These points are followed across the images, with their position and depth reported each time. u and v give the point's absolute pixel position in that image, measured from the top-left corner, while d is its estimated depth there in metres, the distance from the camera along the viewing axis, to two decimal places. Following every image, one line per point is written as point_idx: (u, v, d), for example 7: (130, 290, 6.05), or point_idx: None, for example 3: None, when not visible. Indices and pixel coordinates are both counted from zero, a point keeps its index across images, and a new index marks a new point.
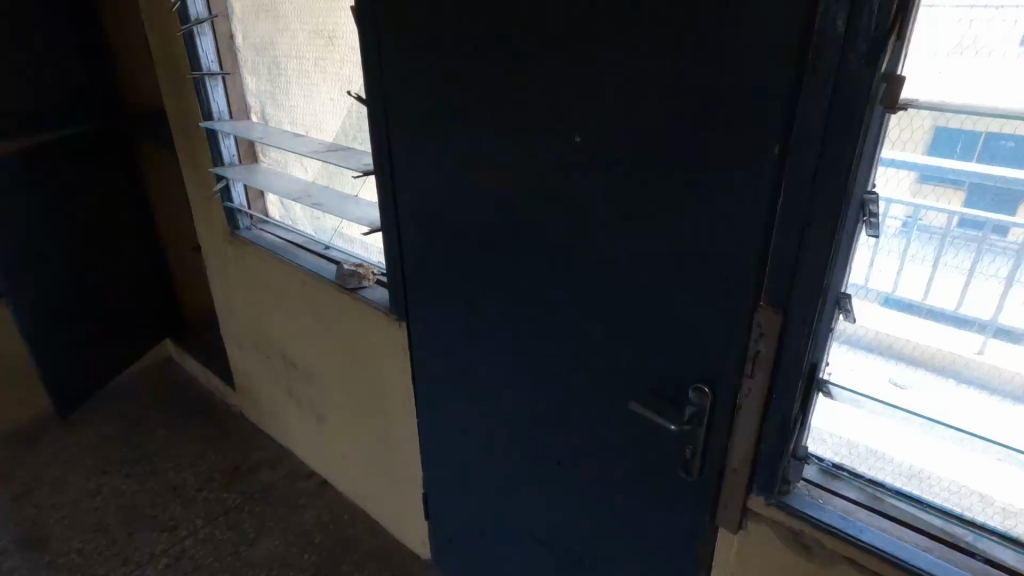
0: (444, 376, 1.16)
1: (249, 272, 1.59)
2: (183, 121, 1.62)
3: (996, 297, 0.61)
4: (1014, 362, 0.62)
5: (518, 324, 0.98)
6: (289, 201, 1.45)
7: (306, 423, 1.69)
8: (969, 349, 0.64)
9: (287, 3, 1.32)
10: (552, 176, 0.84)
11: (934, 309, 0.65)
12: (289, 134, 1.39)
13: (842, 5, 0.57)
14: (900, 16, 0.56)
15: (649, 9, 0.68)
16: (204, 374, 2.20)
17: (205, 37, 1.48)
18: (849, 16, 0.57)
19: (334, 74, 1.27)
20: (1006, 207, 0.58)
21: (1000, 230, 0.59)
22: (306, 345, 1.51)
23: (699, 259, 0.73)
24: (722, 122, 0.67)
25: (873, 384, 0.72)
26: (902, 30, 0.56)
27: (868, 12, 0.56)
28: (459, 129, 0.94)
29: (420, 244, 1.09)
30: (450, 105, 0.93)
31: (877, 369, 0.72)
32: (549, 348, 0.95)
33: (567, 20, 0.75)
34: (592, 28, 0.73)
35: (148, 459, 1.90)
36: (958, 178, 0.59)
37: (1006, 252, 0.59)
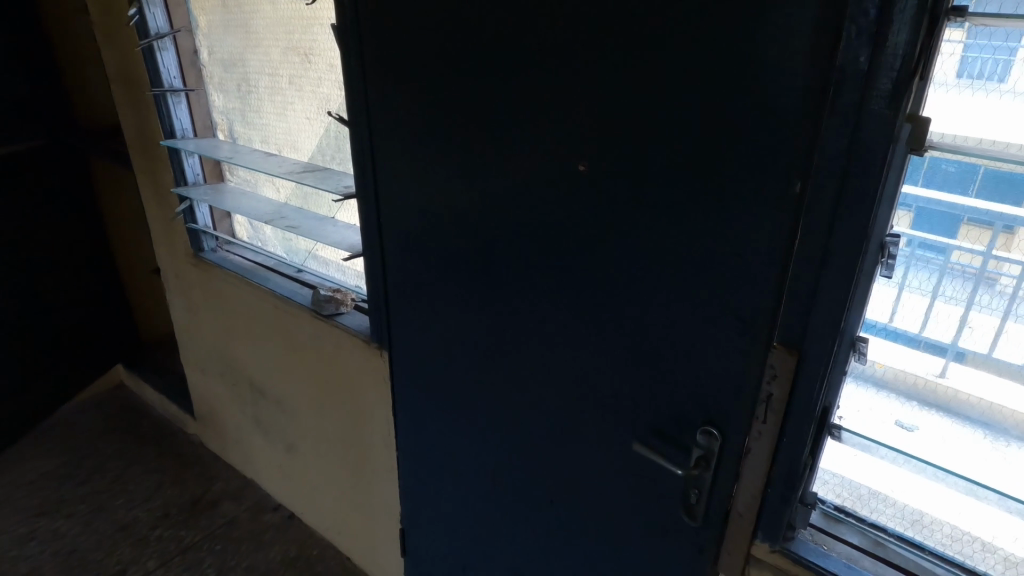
0: (427, 409, 1.11)
1: (215, 296, 1.51)
2: (143, 138, 1.54)
3: (956, 320, 0.62)
4: (976, 385, 0.62)
5: (511, 357, 0.94)
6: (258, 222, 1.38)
7: (273, 454, 1.61)
8: (930, 371, 0.65)
9: (258, 19, 1.26)
10: (552, 207, 0.81)
11: (895, 331, 0.67)
12: (261, 154, 1.33)
13: (864, 44, 0.55)
14: (924, 58, 0.55)
15: (659, 38, 0.66)
16: (159, 400, 2.09)
17: (166, 52, 1.41)
18: (871, 55, 0.55)
19: (310, 93, 1.22)
20: (949, 230, 0.61)
21: (949, 253, 0.61)
22: (276, 373, 1.44)
23: (710, 296, 0.70)
24: (737, 157, 0.64)
25: (880, 428, 0.71)
26: (925, 72, 0.55)
27: (892, 53, 0.55)
28: (451, 154, 0.90)
29: (405, 272, 1.04)
30: (442, 129, 0.89)
31: (884, 411, 0.70)
32: (544, 383, 0.91)
33: (570, 47, 0.73)
34: (597, 56, 0.71)
35: (93, 496, 1.77)
36: (906, 200, 0.62)
37: (965, 275, 0.61)
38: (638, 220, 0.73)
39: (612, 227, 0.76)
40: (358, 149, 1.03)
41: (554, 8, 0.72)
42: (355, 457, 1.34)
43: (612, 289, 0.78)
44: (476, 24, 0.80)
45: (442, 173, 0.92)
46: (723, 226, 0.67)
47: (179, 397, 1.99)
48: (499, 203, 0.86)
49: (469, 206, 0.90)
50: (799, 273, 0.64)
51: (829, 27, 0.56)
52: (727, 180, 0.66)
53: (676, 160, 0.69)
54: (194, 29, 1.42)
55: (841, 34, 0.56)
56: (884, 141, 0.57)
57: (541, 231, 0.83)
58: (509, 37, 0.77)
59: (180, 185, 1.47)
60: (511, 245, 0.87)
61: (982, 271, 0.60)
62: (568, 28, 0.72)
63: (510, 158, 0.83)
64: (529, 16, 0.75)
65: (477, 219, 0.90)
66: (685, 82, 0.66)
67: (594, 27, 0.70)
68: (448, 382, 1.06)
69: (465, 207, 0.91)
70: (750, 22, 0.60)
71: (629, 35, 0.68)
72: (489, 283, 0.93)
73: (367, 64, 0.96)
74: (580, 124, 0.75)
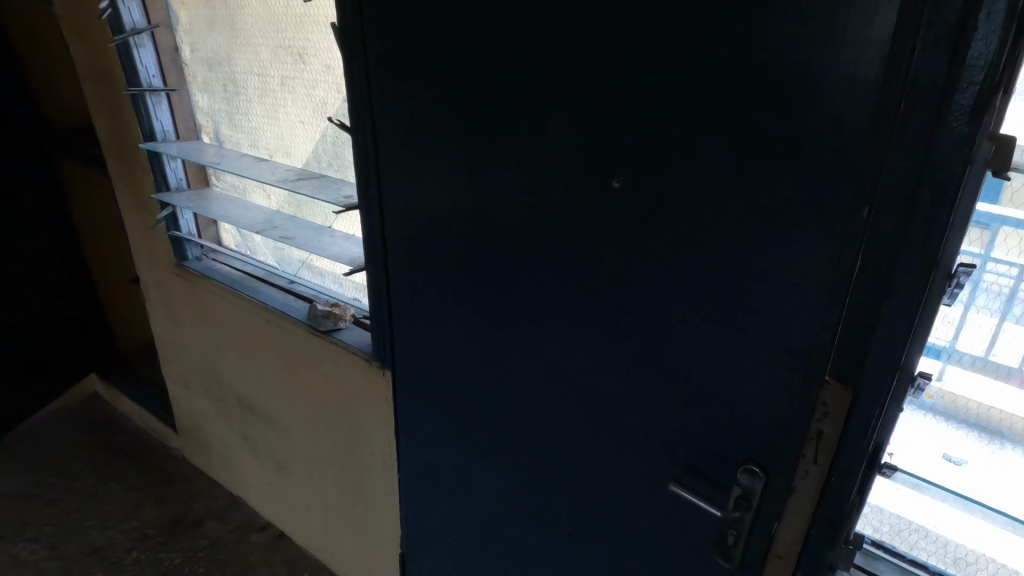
0: (434, 432, 1.05)
1: (201, 307, 1.43)
2: (120, 141, 1.45)
3: (952, 320, 0.62)
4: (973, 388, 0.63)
5: (530, 382, 0.88)
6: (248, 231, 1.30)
7: (261, 473, 1.53)
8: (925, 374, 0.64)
9: (247, 16, 1.19)
10: (581, 225, 0.75)
11: None
12: (250, 159, 1.25)
13: (940, 56, 0.50)
14: (1009, 70, 0.49)
15: (709, 48, 0.61)
16: (137, 413, 1.99)
17: (144, 49, 1.32)
18: (949, 69, 0.50)
19: (304, 95, 1.15)
20: None
21: None
22: (267, 389, 1.36)
23: (756, 326, 0.65)
24: (792, 178, 0.59)
25: (927, 462, 0.68)
26: (1009, 85, 0.50)
27: (973, 65, 0.50)
28: (469, 166, 0.84)
29: (413, 288, 0.98)
30: (458, 139, 0.83)
31: (933, 444, 0.67)
32: (565, 411, 0.86)
33: (605, 55, 0.67)
34: (637, 66, 0.65)
35: (62, 517, 1.68)
36: None
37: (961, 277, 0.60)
38: (678, 243, 0.68)
39: (648, 249, 0.71)
40: (361, 159, 0.96)
41: (589, 12, 0.67)
42: (353, 480, 1.27)
43: (645, 315, 0.73)
44: (499, 28, 0.74)
45: (456, 186, 0.86)
46: (775, 254, 0.62)
47: (159, 410, 1.90)
48: (519, 219, 0.81)
49: (486, 222, 0.85)
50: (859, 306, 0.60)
51: (904, 37, 0.51)
52: (781, 204, 0.61)
53: (725, 180, 0.63)
54: (174, 25, 1.34)
55: (915, 44, 0.51)
56: (959, 163, 0.52)
57: (566, 250, 0.78)
58: (535, 43, 0.72)
59: (161, 191, 1.39)
60: (532, 265, 0.82)
61: (979, 274, 0.59)
62: (604, 35, 0.66)
63: (533, 172, 0.77)
64: (559, 22, 0.69)
65: (495, 236, 0.84)
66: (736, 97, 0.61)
67: (635, 34, 0.64)
68: (457, 404, 1.00)
69: (482, 223, 0.85)
70: (810, 30, 0.55)
71: (674, 43, 0.62)
72: (505, 303, 0.87)
73: (374, 68, 0.89)
74: (615, 139, 0.69)
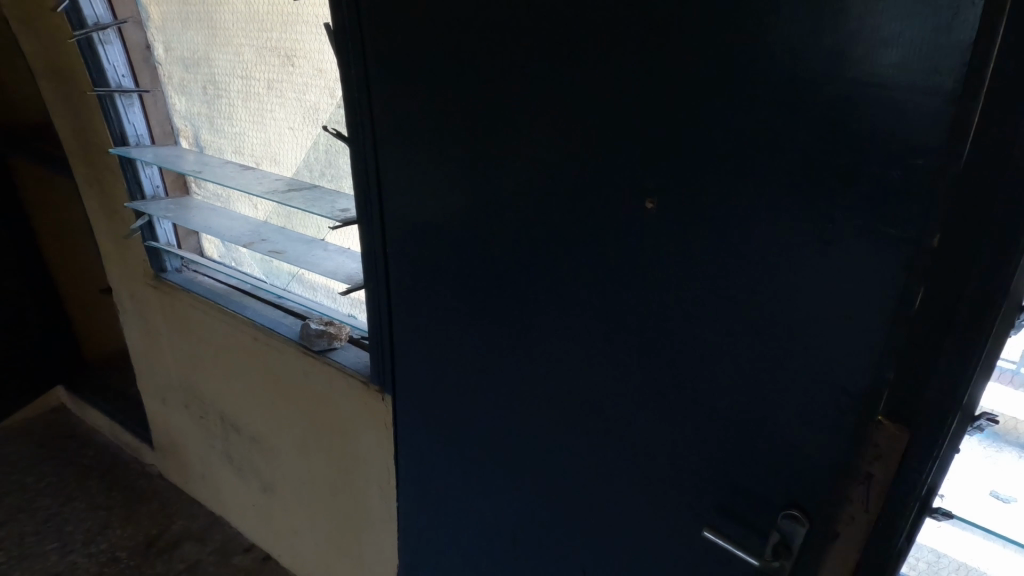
0: (437, 457, 1.00)
1: (180, 322, 1.34)
2: (87, 145, 1.36)
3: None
4: None
5: (545, 408, 0.84)
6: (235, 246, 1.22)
7: (246, 494, 1.45)
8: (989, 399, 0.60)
9: (228, 14, 1.12)
10: (608, 248, 0.70)
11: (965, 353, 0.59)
12: (235, 167, 1.18)
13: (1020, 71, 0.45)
14: None
15: (755, 66, 0.54)
16: (109, 426, 1.89)
17: (111, 46, 1.24)
18: None
19: (294, 100, 1.07)
20: None
21: None
22: (253, 408, 1.29)
23: (799, 363, 0.61)
24: (848, 208, 0.54)
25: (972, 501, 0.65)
26: None
27: None
28: (483, 183, 0.78)
29: (418, 309, 0.92)
30: (471, 152, 0.77)
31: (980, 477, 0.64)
32: (585, 437, 0.81)
33: (638, 68, 0.61)
34: (673, 81, 0.59)
35: (18, 540, 1.59)
36: None
37: None
38: (717, 271, 0.63)
39: (681, 277, 0.66)
40: (359, 170, 0.89)
41: (620, 20, 0.61)
42: (347, 506, 1.21)
43: (677, 343, 0.69)
44: (518, 34, 0.67)
45: (468, 200, 0.80)
46: (827, 288, 0.57)
47: (133, 423, 1.81)
48: (538, 238, 0.76)
49: (500, 241, 0.79)
50: (919, 340, 0.56)
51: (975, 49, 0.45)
52: (835, 237, 0.55)
53: (770, 208, 0.58)
54: (144, 21, 1.26)
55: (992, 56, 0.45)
56: None
57: (589, 273, 0.73)
58: (558, 52, 0.65)
59: (136, 200, 1.30)
60: (551, 288, 0.77)
61: None
62: (637, 46, 0.60)
63: (553, 190, 0.72)
64: (586, 29, 0.63)
65: (511, 255, 0.79)
66: (786, 120, 0.54)
67: (672, 46, 0.58)
68: (463, 431, 0.94)
69: (495, 241, 0.80)
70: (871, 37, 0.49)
71: (716, 58, 0.56)
72: (520, 325, 0.82)
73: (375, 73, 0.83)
74: (647, 158, 0.64)
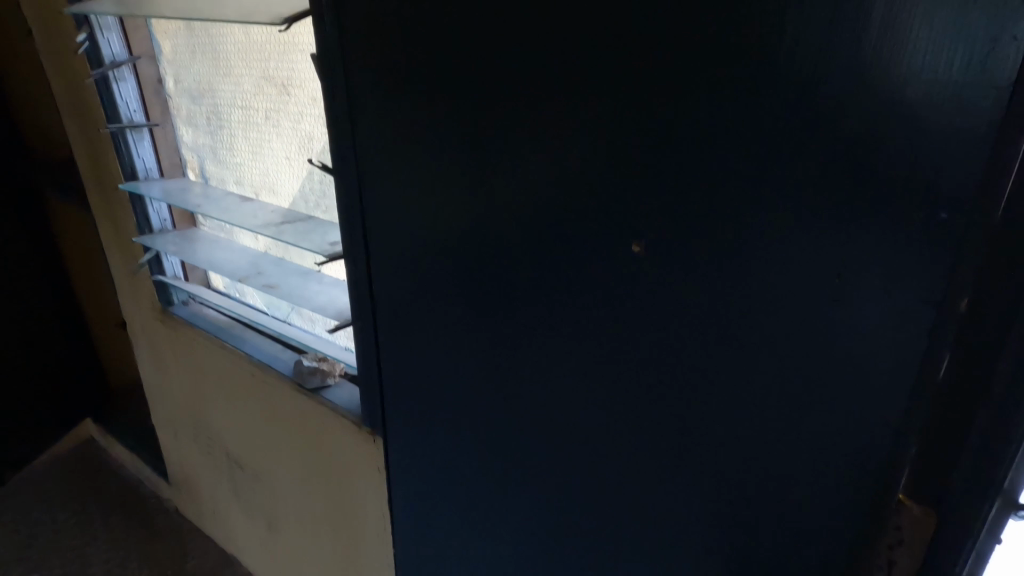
0: (430, 505, 0.93)
1: (185, 356, 1.32)
2: (100, 179, 1.36)
3: None
4: None
5: (537, 456, 0.77)
6: (241, 287, 1.22)
7: (253, 532, 1.41)
8: None
9: (228, 45, 1.10)
10: (591, 286, 0.63)
11: None
12: (235, 198, 1.16)
13: None
14: None
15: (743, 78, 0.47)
16: (131, 460, 1.89)
17: (125, 82, 1.23)
18: None
19: (290, 130, 1.05)
20: None
21: None
22: (254, 446, 1.25)
23: (806, 418, 0.53)
24: (854, 242, 0.45)
25: None
26: None
27: None
28: (459, 215, 0.72)
29: (403, 349, 0.86)
30: (444, 182, 0.71)
31: None
32: (580, 490, 0.74)
33: (611, 87, 0.54)
34: (652, 103, 0.52)
35: None
36: None
37: None
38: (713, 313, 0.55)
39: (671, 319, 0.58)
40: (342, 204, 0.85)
41: (596, 36, 0.54)
42: (346, 552, 1.15)
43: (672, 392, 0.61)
44: (487, 57, 0.61)
45: (447, 235, 0.74)
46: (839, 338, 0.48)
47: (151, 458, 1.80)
48: (519, 276, 0.69)
49: (481, 277, 0.73)
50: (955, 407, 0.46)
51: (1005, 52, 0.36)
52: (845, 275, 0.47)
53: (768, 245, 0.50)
54: (157, 55, 1.26)
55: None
56: None
57: (575, 312, 0.66)
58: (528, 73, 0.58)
59: (144, 234, 1.30)
60: (536, 327, 0.70)
61: None
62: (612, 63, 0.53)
63: (533, 223, 0.65)
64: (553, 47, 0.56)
65: (494, 294, 0.73)
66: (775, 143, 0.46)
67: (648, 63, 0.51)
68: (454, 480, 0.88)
69: (477, 278, 0.73)
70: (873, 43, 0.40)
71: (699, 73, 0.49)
72: (507, 369, 0.76)
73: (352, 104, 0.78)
74: (628, 188, 0.56)
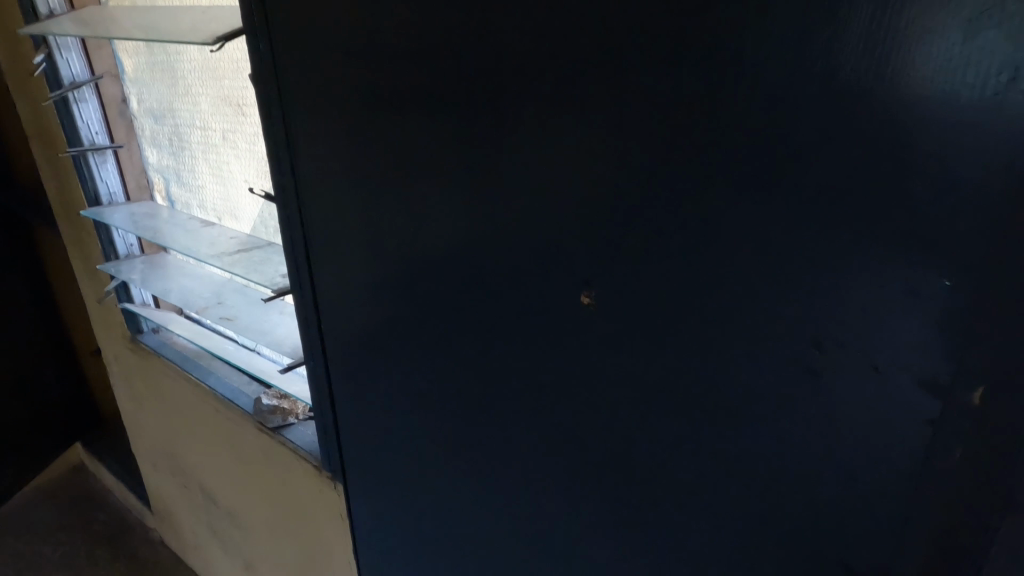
0: (396, 556, 0.86)
1: (156, 388, 1.27)
2: (67, 204, 1.31)
3: None
4: None
5: (502, 510, 0.70)
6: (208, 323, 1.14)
7: (232, 570, 1.35)
8: None
9: (184, 63, 1.04)
10: (548, 334, 0.56)
11: None
12: (197, 224, 1.10)
13: None
14: None
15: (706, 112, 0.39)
16: (119, 488, 1.85)
17: (85, 104, 1.17)
18: None
19: (247, 152, 0.98)
20: None
21: None
22: (226, 483, 1.19)
23: (785, 490, 0.46)
24: (832, 294, 0.38)
25: None
26: None
27: None
28: (406, 251, 0.65)
29: (358, 393, 0.79)
30: (389, 217, 0.64)
31: None
32: (547, 548, 0.67)
33: (562, 118, 0.47)
34: (608, 134, 0.45)
35: None
36: None
37: None
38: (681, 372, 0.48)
39: (633, 370, 0.51)
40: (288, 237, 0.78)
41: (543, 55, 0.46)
42: None
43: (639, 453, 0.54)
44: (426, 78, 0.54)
45: (394, 273, 0.67)
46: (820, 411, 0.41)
47: (137, 487, 1.75)
48: (470, 319, 0.62)
49: (433, 319, 0.66)
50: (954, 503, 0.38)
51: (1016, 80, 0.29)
52: (824, 337, 0.40)
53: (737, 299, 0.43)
54: (121, 74, 1.20)
55: None
56: None
57: (531, 361, 0.59)
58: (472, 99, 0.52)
59: (109, 261, 1.25)
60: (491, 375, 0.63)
61: None
62: (562, 90, 0.46)
63: (481, 264, 0.58)
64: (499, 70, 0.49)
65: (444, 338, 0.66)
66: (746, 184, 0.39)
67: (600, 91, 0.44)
68: (416, 531, 0.81)
69: (427, 320, 0.67)
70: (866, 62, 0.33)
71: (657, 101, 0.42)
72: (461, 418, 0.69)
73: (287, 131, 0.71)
74: (583, 230, 0.49)
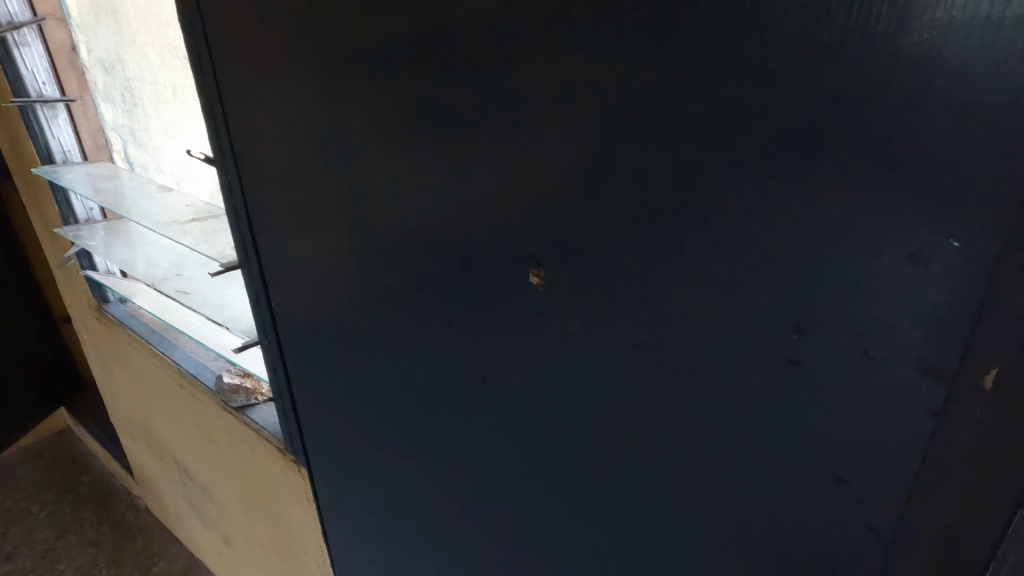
0: (361, 544, 0.82)
1: (123, 359, 1.21)
2: (23, 163, 1.23)
3: None
4: None
5: (462, 505, 0.65)
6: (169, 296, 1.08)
7: (211, 541, 1.32)
8: None
9: (129, 9, 0.95)
10: (503, 319, 0.50)
11: None
12: (153, 190, 1.03)
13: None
14: None
15: (676, 65, 0.32)
16: (103, 454, 1.82)
17: (28, 48, 1.08)
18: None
19: (197, 110, 0.90)
20: None
21: None
22: (197, 457, 1.14)
23: (763, 502, 0.40)
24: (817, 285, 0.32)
25: None
26: None
27: None
28: (349, 225, 0.58)
29: (313, 375, 0.73)
30: (330, 186, 0.57)
31: None
32: (513, 553, 0.62)
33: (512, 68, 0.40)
34: (567, 93, 0.38)
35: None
36: None
37: None
38: (655, 372, 0.42)
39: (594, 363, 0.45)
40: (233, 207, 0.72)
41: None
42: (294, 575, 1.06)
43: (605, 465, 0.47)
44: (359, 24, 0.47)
45: (338, 250, 0.60)
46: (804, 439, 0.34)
47: (119, 453, 1.72)
48: (423, 303, 0.55)
49: (380, 301, 0.59)
50: (963, 536, 0.33)
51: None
52: (815, 339, 0.33)
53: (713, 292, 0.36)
54: (68, 20, 1.10)
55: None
56: None
57: (485, 349, 0.53)
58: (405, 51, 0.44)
59: (68, 225, 1.18)
60: (444, 364, 0.57)
61: None
62: (510, 36, 0.39)
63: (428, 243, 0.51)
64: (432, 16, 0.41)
65: (396, 324, 0.59)
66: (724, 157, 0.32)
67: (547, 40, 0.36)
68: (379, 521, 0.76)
69: (376, 302, 0.60)
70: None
71: (618, 52, 0.35)
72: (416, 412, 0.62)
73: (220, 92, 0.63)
74: (542, 207, 0.43)
